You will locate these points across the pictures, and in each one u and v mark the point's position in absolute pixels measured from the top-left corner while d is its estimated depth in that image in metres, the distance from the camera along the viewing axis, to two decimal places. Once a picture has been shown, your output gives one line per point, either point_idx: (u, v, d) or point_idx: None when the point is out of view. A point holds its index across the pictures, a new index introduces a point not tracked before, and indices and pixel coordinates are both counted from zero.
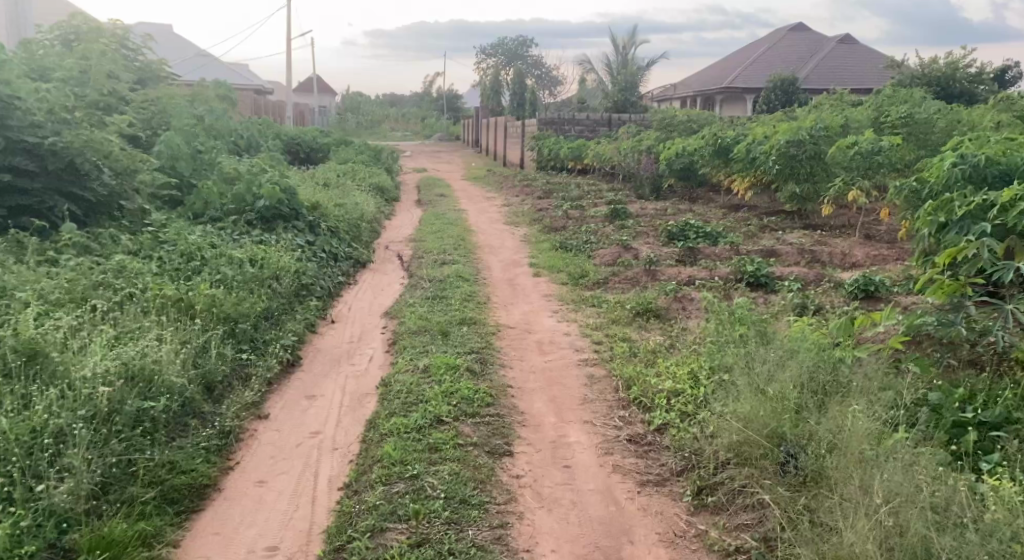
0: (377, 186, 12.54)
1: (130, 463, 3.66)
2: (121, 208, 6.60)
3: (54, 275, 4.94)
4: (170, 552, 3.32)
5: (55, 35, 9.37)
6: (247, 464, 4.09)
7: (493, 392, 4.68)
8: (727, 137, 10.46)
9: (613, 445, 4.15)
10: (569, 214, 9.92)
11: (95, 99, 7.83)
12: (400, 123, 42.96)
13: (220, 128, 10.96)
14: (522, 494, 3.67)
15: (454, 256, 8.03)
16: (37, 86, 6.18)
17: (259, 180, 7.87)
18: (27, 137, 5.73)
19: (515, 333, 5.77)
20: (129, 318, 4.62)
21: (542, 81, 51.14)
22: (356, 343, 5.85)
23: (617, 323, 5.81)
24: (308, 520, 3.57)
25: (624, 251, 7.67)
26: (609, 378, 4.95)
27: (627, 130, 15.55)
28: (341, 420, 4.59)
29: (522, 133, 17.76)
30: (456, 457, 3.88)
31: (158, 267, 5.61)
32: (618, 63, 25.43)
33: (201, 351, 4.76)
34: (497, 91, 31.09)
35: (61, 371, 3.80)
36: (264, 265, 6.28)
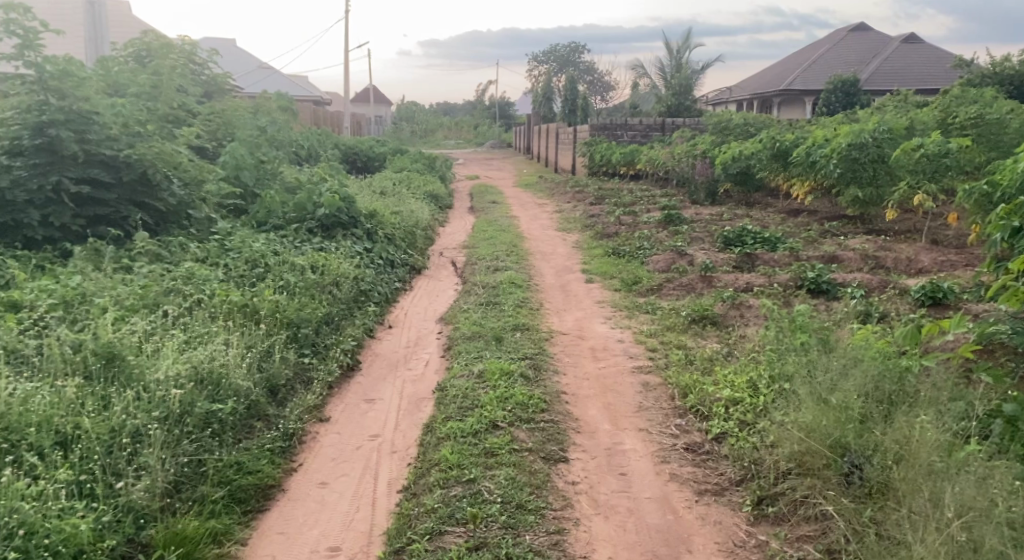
0: (431, 194, 12.70)
1: (200, 463, 3.81)
2: (189, 217, 6.86)
3: (129, 282, 5.16)
4: (238, 551, 3.44)
5: (129, 52, 9.80)
6: (310, 466, 4.21)
7: (548, 398, 4.70)
8: (785, 141, 10.27)
9: (669, 453, 4.12)
10: (622, 219, 9.88)
11: (165, 112, 8.16)
12: (451, 130, 43.38)
13: (281, 138, 11.28)
14: (578, 500, 3.68)
15: (507, 263, 8.08)
16: (113, 101, 6.48)
17: (319, 190, 8.10)
18: (104, 149, 6.01)
19: (569, 339, 5.79)
20: (199, 323, 4.80)
21: (594, 87, 51.09)
22: (413, 348, 5.95)
23: (672, 330, 5.78)
24: (369, 522, 3.66)
25: (678, 257, 7.59)
26: (665, 385, 4.92)
27: (680, 134, 15.40)
28: (399, 424, 4.67)
29: (574, 139, 17.76)
30: (511, 462, 3.91)
31: (224, 274, 5.82)
32: (671, 67, 25.18)
33: (265, 356, 4.93)
34: (549, 97, 31.17)
35: (137, 374, 3.98)
36: (324, 272, 6.45)
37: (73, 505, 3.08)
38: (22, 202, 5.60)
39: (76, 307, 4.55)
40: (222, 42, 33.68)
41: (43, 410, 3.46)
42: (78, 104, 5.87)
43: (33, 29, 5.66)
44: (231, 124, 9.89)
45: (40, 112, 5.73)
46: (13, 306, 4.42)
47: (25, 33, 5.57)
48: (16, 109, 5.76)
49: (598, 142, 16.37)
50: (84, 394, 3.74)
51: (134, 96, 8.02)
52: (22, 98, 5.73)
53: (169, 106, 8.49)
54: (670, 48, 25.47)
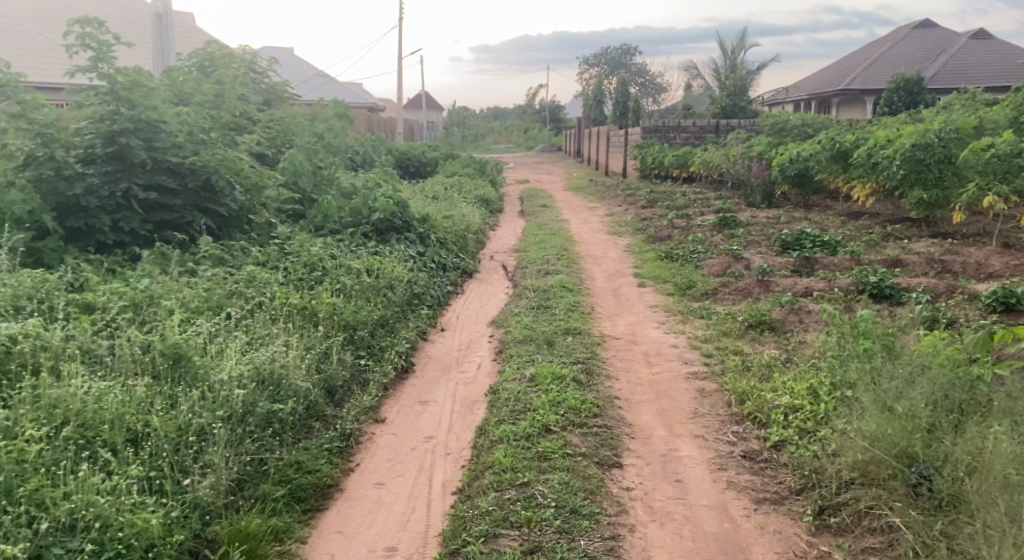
0: (482, 198, 12.78)
1: (262, 462, 3.93)
2: (249, 222, 7.08)
3: (194, 284, 5.33)
4: (299, 548, 3.52)
5: (193, 62, 10.17)
6: (367, 466, 4.28)
7: (600, 402, 4.67)
8: (845, 141, 10.01)
9: (726, 461, 4.06)
10: (675, 223, 9.77)
11: (227, 120, 8.40)
12: (501, 134, 43.47)
13: (337, 145, 11.50)
14: (633, 506, 3.64)
15: (558, 266, 8.07)
16: (179, 110, 6.70)
17: (374, 195, 8.23)
18: (171, 157, 6.24)
19: (621, 343, 5.75)
20: (260, 325, 4.93)
21: (646, 89, 50.67)
22: (465, 350, 6.00)
23: (728, 335, 5.68)
24: (424, 523, 3.70)
25: (734, 261, 7.46)
26: (721, 392, 4.84)
27: (735, 136, 15.16)
28: (452, 426, 4.71)
29: (625, 142, 17.63)
30: (565, 466, 3.90)
31: (284, 277, 5.96)
32: (726, 68, 24.77)
33: (323, 357, 5.04)
34: (600, 100, 30.98)
35: (201, 374, 4.11)
36: (379, 275, 6.57)
37: (144, 500, 3.18)
38: (94, 207, 5.82)
39: (145, 309, 4.71)
40: (280, 52, 34.55)
41: (116, 407, 3.58)
42: (147, 113, 6.07)
43: (106, 41, 5.92)
44: (290, 131, 10.13)
45: (112, 122, 5.97)
46: (86, 308, 4.59)
47: (99, 46, 5.84)
48: (88, 119, 5.97)
49: (650, 144, 16.22)
50: (152, 393, 3.86)
51: (199, 105, 8.27)
52: (95, 109, 5.96)
53: (231, 114, 8.73)
54: (725, 48, 25.07)
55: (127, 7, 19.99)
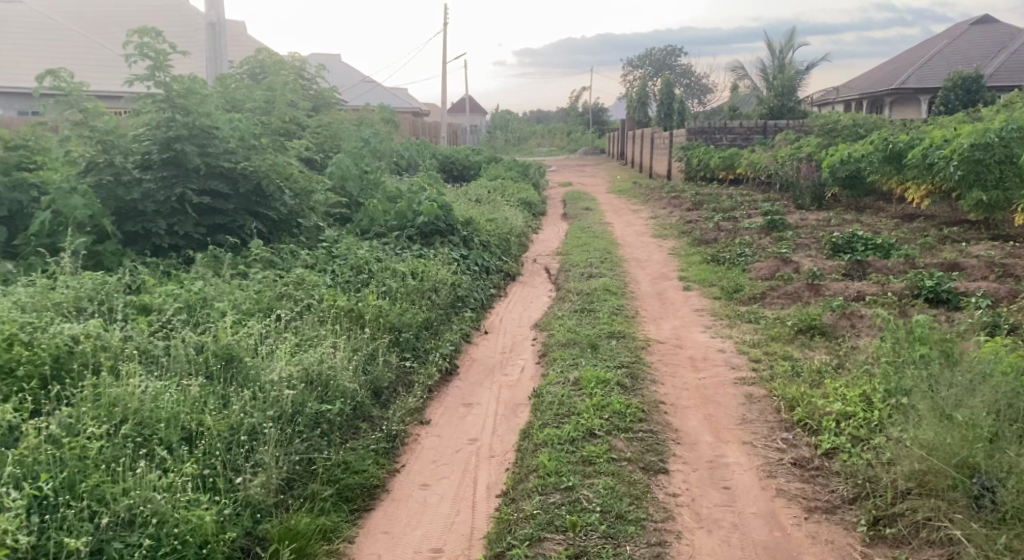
0: (525, 201, 12.79)
1: (310, 462, 4.00)
2: (299, 226, 7.22)
3: (245, 286, 5.45)
4: (347, 548, 3.57)
5: (244, 69, 10.49)
6: (412, 467, 4.31)
7: (645, 407, 4.63)
8: (899, 141, 9.75)
9: (775, 468, 3.98)
10: (722, 225, 9.63)
11: (277, 126, 8.59)
12: (544, 137, 43.50)
13: (383, 149, 11.65)
14: (680, 513, 3.60)
15: (601, 269, 8.02)
16: (231, 116, 6.87)
17: (419, 198, 8.32)
18: (223, 162, 6.42)
19: (666, 347, 5.69)
20: (308, 327, 5.02)
21: (691, 91, 50.11)
22: (508, 353, 6.01)
23: (777, 340, 5.58)
24: (469, 525, 3.71)
25: (783, 264, 7.33)
26: (770, 397, 4.75)
27: (783, 137, 14.89)
28: (497, 428, 4.73)
29: (670, 144, 17.47)
30: (610, 471, 3.88)
31: (332, 280, 6.06)
32: (774, 68, 24.35)
33: (369, 358, 5.11)
34: (644, 102, 30.73)
35: (253, 374, 4.21)
36: (424, 278, 6.63)
37: (198, 497, 3.26)
38: (151, 212, 5.99)
39: (199, 311, 4.83)
40: (329, 59, 35.19)
41: (172, 406, 3.67)
42: (200, 119, 6.27)
43: (164, 51, 6.09)
44: (337, 136, 10.31)
45: (168, 128, 6.15)
46: (143, 309, 4.74)
47: (156, 55, 6.00)
48: (146, 126, 6.19)
49: (695, 146, 16.04)
50: (206, 393, 3.95)
51: (250, 112, 8.48)
52: (152, 116, 6.16)
53: (281, 120, 8.93)
54: (773, 48, 24.62)
55: (183, 17, 20.63)
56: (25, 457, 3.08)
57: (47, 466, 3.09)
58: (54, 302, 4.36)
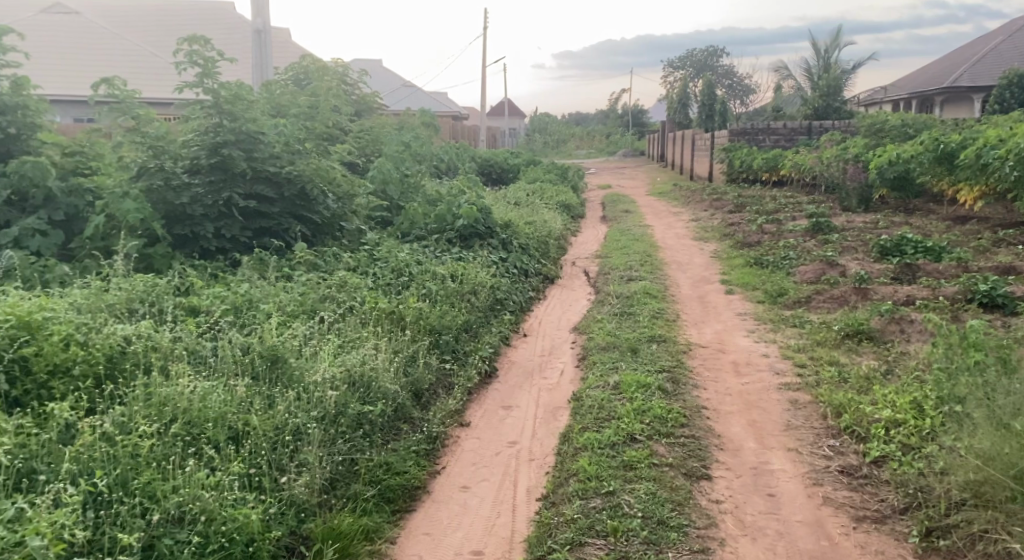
0: (563, 203, 12.77)
1: (353, 462, 4.05)
2: (341, 229, 7.32)
3: (290, 288, 5.55)
4: (389, 548, 3.60)
5: (289, 76, 10.69)
6: (452, 470, 4.33)
7: (687, 412, 4.57)
8: (950, 142, 9.48)
9: (822, 476, 3.90)
10: (765, 228, 9.47)
11: (321, 131, 8.72)
12: (583, 140, 43.34)
13: (423, 153, 11.75)
14: (723, 520, 3.54)
15: (641, 273, 7.95)
16: (276, 121, 7.01)
17: (458, 201, 8.36)
18: (269, 167, 6.54)
19: (708, 352, 5.62)
20: (351, 329, 5.08)
21: (733, 92, 49.43)
22: (548, 356, 6.00)
23: (823, 345, 5.47)
24: (510, 528, 3.71)
25: (829, 267, 7.18)
26: (816, 404, 4.65)
27: (828, 138, 14.59)
28: (536, 431, 4.72)
29: (712, 145, 17.26)
30: (651, 477, 3.83)
31: (373, 282, 6.13)
32: (819, 68, 23.89)
33: (410, 360, 5.15)
34: (685, 103, 30.41)
35: (298, 375, 4.28)
36: (463, 280, 6.67)
37: (245, 497, 3.33)
38: (199, 215, 6.13)
39: (245, 313, 4.93)
40: (370, 64, 35.65)
41: (219, 406, 3.74)
42: (247, 125, 6.38)
43: (211, 58, 6.25)
44: (379, 140, 10.43)
45: (216, 134, 6.29)
46: (192, 311, 4.85)
47: (205, 62, 6.17)
48: (194, 132, 6.32)
49: (737, 147, 15.82)
50: (252, 393, 4.03)
51: (295, 117, 8.64)
52: (201, 121, 6.30)
53: (325, 125, 9.07)
54: (818, 47, 24.15)
55: (230, 24, 21.12)
56: (81, 454, 3.17)
57: (101, 463, 3.18)
58: (108, 303, 4.50)
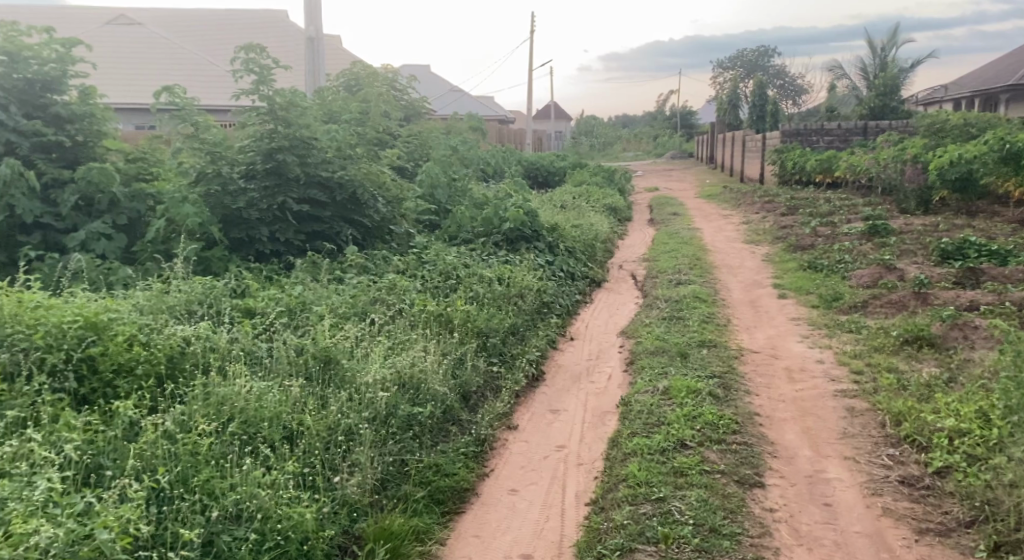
0: (610, 206, 12.70)
1: (404, 463, 4.10)
2: (390, 233, 7.40)
3: (341, 291, 5.64)
4: (439, 550, 3.62)
5: (340, 82, 10.89)
6: (501, 472, 4.34)
7: (740, 419, 4.49)
8: (1016, 142, 9.13)
9: (881, 485, 3.78)
10: (819, 231, 9.26)
11: (371, 136, 8.85)
12: (630, 143, 42.99)
13: (470, 157, 11.82)
14: (778, 529, 3.47)
15: (691, 276, 7.85)
16: (328, 127, 7.14)
17: (505, 205, 8.38)
18: (321, 171, 6.68)
19: (761, 357, 5.51)
20: (400, 331, 5.14)
21: (785, 92, 48.47)
22: (595, 360, 5.97)
23: (881, 351, 5.31)
24: (559, 532, 3.70)
25: (886, 271, 6.98)
26: (874, 412, 4.52)
27: (885, 138, 14.19)
28: (585, 435, 4.70)
29: (763, 147, 16.94)
30: (703, 484, 3.77)
31: (421, 285, 6.19)
32: (876, 67, 23.26)
33: (458, 363, 5.19)
34: (735, 104, 29.93)
35: (349, 376, 4.34)
36: (510, 283, 6.68)
37: (300, 495, 3.38)
38: (255, 220, 6.29)
39: (298, 314, 5.03)
40: (418, 69, 36.09)
41: (274, 406, 3.82)
42: (301, 131, 6.54)
43: (267, 66, 6.40)
44: (427, 144, 10.54)
45: (271, 140, 6.46)
46: (248, 313, 4.96)
47: (262, 70, 6.32)
48: (251, 138, 6.50)
49: (789, 149, 15.50)
50: (306, 393, 4.11)
51: (346, 122, 8.79)
52: (257, 128, 6.47)
53: (375, 130, 9.21)
54: (873, 45, 23.52)
55: (284, 33, 21.62)
56: (144, 451, 3.27)
57: (164, 460, 3.28)
58: (168, 305, 4.64)
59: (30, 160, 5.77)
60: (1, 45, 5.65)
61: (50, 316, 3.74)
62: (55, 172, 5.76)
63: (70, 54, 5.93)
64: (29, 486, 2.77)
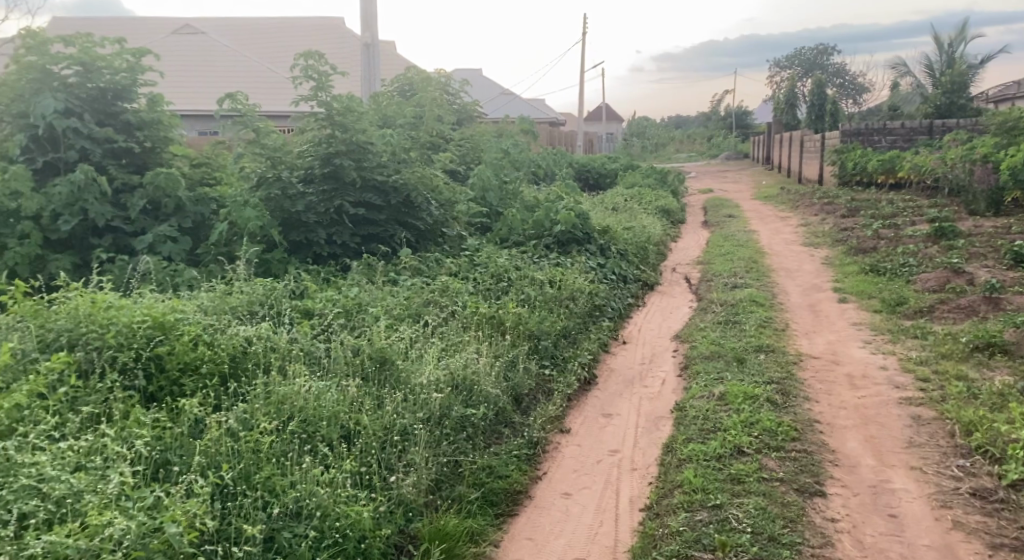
0: (663, 208, 12.57)
1: (457, 464, 4.12)
2: (443, 235, 7.48)
3: (396, 292, 5.73)
4: (493, 551, 3.63)
5: (395, 87, 11.05)
6: (554, 476, 4.32)
7: (799, 426, 4.38)
8: None
9: (951, 497, 3.64)
10: (881, 233, 8.98)
11: (425, 139, 8.96)
12: (683, 143, 42.44)
13: (521, 160, 11.85)
14: (840, 540, 3.37)
15: (747, 279, 7.70)
16: (384, 132, 7.26)
17: (557, 207, 8.38)
18: (377, 175, 6.80)
19: (820, 363, 5.37)
20: (453, 332, 5.19)
21: (846, 91, 47.23)
22: (648, 364, 5.91)
23: (949, 358, 5.13)
24: (613, 537, 3.67)
25: (954, 275, 6.73)
26: (942, 420, 4.36)
27: (952, 138, 13.69)
28: (638, 440, 4.65)
29: (822, 147, 16.52)
30: (761, 491, 3.69)
31: (474, 287, 6.24)
32: (944, 64, 22.48)
33: (511, 365, 5.20)
34: (793, 103, 29.28)
35: (404, 377, 4.39)
36: (562, 286, 6.67)
37: (357, 494, 3.43)
38: (313, 223, 6.43)
39: (355, 316, 5.11)
40: (469, 73, 36.37)
41: (332, 406, 3.89)
42: (357, 136, 6.66)
43: (325, 72, 6.56)
44: (479, 148, 10.61)
45: (329, 145, 6.61)
46: (306, 313, 5.07)
47: (320, 76, 6.49)
48: (310, 143, 6.66)
49: (850, 149, 15.10)
50: (362, 393, 4.17)
51: (401, 127, 8.92)
52: (315, 133, 6.64)
53: (429, 134, 9.32)
54: (939, 41, 22.70)
55: (339, 39, 22.05)
56: (209, 447, 3.36)
57: (227, 457, 3.37)
58: (231, 306, 4.78)
59: (102, 165, 6.01)
60: (77, 56, 5.90)
61: (121, 315, 3.88)
62: (124, 178, 5.99)
63: (140, 64, 6.17)
64: (103, 480, 2.88)
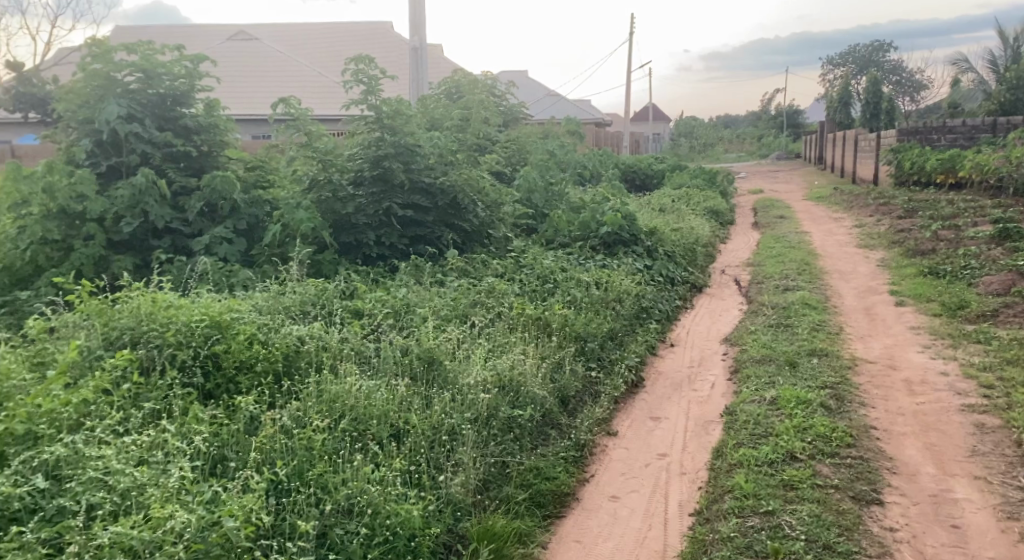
0: (712, 209, 12.39)
1: (505, 465, 4.13)
2: (489, 236, 7.51)
3: (443, 293, 5.77)
4: (541, 552, 3.63)
5: (442, 90, 11.13)
6: (601, 478, 4.30)
7: (855, 432, 4.26)
8: None
9: (1017, 509, 3.50)
10: (941, 235, 8.68)
11: (472, 142, 9.01)
12: (732, 143, 41.77)
13: (567, 161, 11.82)
14: (899, 549, 3.26)
15: (799, 282, 7.53)
16: (431, 134, 7.32)
17: (603, 209, 8.35)
18: (424, 177, 6.87)
19: (877, 368, 5.22)
20: (500, 333, 5.20)
21: (903, 88, 45.82)
22: (697, 367, 5.83)
23: (1014, 364, 4.93)
24: (662, 542, 3.63)
25: (1019, 278, 6.49)
26: (1007, 429, 4.19)
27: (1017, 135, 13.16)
28: (687, 444, 4.59)
29: (877, 146, 16.08)
30: (815, 498, 3.60)
31: (520, 288, 6.24)
32: (1009, 59, 21.61)
33: (557, 367, 5.18)
34: (847, 101, 28.54)
35: (452, 377, 4.42)
36: (608, 288, 6.62)
37: (406, 492, 3.46)
38: (362, 224, 6.53)
39: (404, 316, 5.17)
40: (514, 75, 36.47)
41: (382, 405, 3.94)
42: (405, 138, 6.75)
43: (375, 76, 6.67)
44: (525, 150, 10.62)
45: (378, 147, 6.70)
46: (357, 313, 5.14)
47: (370, 80, 6.62)
48: (359, 146, 6.76)
49: (907, 148, 14.67)
50: (411, 393, 4.21)
51: (448, 129, 8.98)
52: (365, 136, 6.75)
53: (475, 136, 9.36)
54: (1004, 36, 21.81)
55: (388, 43, 22.31)
56: (264, 444, 3.44)
57: (281, 454, 3.44)
58: (284, 306, 4.88)
59: (161, 169, 6.20)
60: (138, 63, 6.10)
61: (180, 315, 4.01)
62: (183, 181, 6.18)
63: (197, 70, 6.34)
64: (164, 474, 2.97)
